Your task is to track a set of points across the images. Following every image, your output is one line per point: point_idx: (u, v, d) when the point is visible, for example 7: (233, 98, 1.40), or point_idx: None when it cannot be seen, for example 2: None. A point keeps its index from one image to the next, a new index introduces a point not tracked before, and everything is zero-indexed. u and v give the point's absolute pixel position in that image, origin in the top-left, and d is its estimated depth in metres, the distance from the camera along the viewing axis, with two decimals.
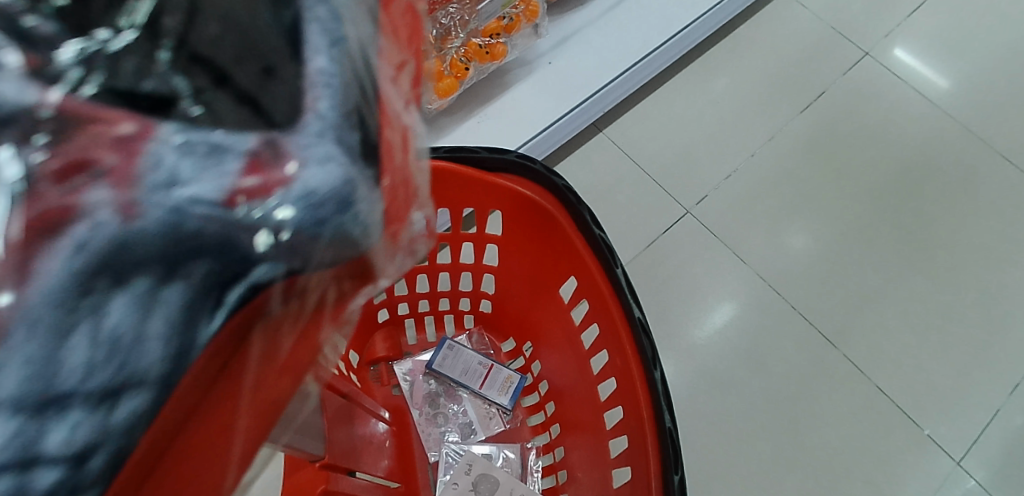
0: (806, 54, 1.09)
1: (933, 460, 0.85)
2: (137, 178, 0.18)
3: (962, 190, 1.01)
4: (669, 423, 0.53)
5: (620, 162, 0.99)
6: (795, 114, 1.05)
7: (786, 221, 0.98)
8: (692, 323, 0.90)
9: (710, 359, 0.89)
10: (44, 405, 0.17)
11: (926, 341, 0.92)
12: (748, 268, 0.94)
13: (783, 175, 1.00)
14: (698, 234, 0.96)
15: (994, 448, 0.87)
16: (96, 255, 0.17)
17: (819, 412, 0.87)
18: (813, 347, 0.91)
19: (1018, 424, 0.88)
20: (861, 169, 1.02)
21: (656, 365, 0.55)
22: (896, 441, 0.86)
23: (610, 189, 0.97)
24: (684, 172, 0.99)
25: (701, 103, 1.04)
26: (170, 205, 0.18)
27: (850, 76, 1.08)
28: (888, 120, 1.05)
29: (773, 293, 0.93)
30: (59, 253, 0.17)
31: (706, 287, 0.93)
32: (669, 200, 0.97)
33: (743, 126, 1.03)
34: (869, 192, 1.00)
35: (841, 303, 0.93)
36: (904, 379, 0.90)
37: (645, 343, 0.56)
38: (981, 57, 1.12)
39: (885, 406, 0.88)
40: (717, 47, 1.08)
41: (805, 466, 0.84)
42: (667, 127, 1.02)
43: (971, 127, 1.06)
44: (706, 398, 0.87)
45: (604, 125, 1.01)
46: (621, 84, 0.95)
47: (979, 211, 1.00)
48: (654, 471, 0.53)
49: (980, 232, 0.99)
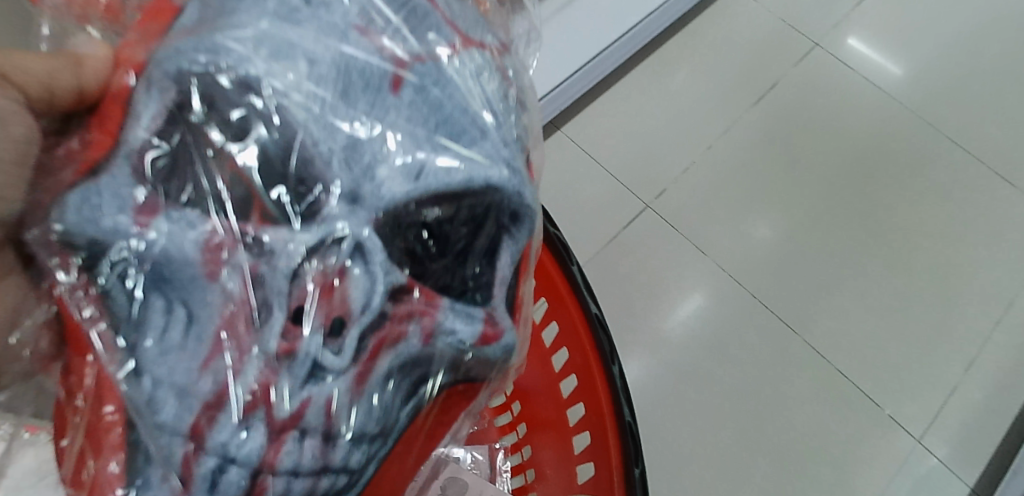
0: (757, 46, 1.11)
1: (895, 440, 0.87)
2: (454, 301, 0.34)
3: (913, 174, 1.04)
4: (629, 418, 0.55)
5: (579, 160, 0.99)
6: (749, 106, 1.06)
7: (745, 211, 0.99)
8: (657, 316, 0.91)
9: (676, 351, 0.90)
10: (373, 437, 0.33)
11: (884, 322, 0.94)
12: (710, 259, 0.95)
13: (739, 166, 1.02)
14: (658, 228, 0.97)
15: (953, 424, 0.89)
16: (424, 349, 0.34)
17: (783, 398, 0.89)
18: (775, 334, 0.92)
19: (975, 399, 0.91)
20: (816, 157, 1.04)
21: (615, 360, 0.57)
22: (858, 421, 0.88)
23: (570, 187, 0.98)
24: (643, 167, 1.00)
25: (657, 98, 1.05)
26: (449, 336, 0.34)
27: (801, 67, 1.10)
28: (839, 108, 1.07)
29: (735, 282, 0.94)
30: (411, 341, 0.33)
31: (669, 280, 0.94)
32: (629, 196, 0.98)
33: (699, 120, 1.04)
34: (824, 179, 1.02)
35: (800, 289, 0.95)
36: (864, 360, 0.92)
37: (603, 339, 0.58)
38: (928, 43, 1.14)
39: (847, 388, 0.90)
40: (670, 42, 1.09)
41: (772, 452, 0.86)
42: (625, 123, 1.03)
43: (920, 112, 1.08)
44: (672, 388, 0.88)
45: (562, 122, 1.01)
46: (567, 90, 0.95)
47: (930, 194, 1.03)
48: (616, 465, 0.54)
49: (932, 214, 1.01)
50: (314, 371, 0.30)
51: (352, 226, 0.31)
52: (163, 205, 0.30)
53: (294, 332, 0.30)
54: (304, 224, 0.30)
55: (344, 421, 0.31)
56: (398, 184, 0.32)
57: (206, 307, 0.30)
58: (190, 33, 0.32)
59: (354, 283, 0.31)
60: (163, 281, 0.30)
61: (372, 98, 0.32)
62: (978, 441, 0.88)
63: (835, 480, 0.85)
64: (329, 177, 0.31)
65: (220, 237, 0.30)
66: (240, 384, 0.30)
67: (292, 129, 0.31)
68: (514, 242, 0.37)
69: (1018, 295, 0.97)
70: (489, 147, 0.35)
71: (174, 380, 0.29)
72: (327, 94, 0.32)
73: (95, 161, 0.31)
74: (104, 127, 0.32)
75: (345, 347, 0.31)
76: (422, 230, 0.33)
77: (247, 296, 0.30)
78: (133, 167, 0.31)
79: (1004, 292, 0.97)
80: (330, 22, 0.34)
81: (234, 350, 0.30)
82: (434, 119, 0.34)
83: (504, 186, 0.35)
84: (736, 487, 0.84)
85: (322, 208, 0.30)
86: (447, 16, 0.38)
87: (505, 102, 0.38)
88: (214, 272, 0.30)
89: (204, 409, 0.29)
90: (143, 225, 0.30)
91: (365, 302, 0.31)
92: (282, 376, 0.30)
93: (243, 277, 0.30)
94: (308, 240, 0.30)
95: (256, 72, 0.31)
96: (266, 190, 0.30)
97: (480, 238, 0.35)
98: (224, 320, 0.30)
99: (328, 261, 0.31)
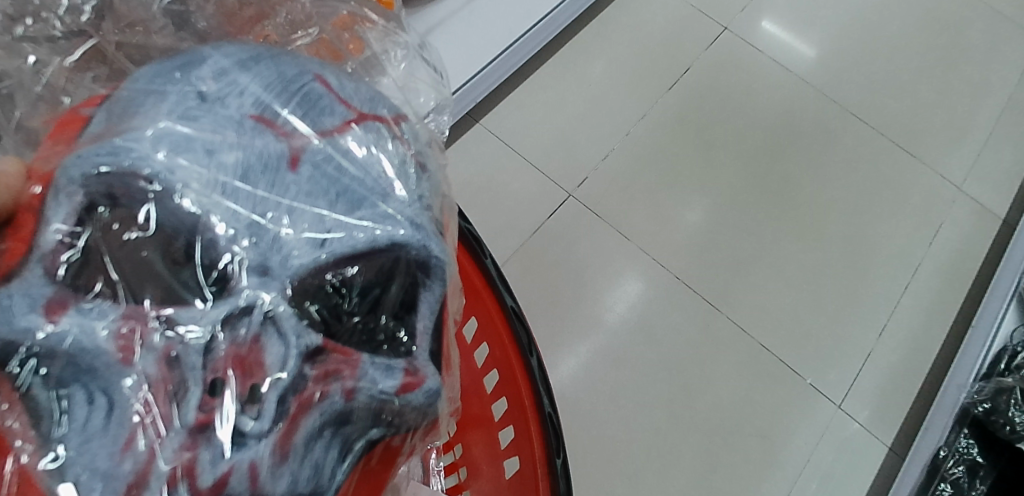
0: (669, 32, 1.12)
1: (817, 407, 0.91)
2: (374, 354, 0.30)
3: (821, 150, 1.08)
4: (549, 408, 0.55)
5: (500, 152, 0.99)
6: (664, 91, 1.08)
7: (665, 195, 1.01)
8: (584, 304, 0.92)
9: (605, 336, 0.91)
10: None
11: (801, 295, 0.97)
12: (633, 245, 0.97)
13: (657, 151, 1.03)
14: (582, 216, 0.97)
15: (870, 387, 0.93)
16: (350, 406, 0.29)
17: (710, 375, 0.91)
18: (699, 314, 0.94)
19: (890, 362, 0.95)
20: (730, 138, 1.06)
21: (532, 351, 0.57)
22: (782, 392, 0.91)
23: (492, 180, 0.97)
24: (564, 156, 1.00)
25: (573, 87, 1.05)
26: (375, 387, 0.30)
27: (712, 51, 1.12)
28: (749, 90, 1.10)
29: (658, 266, 0.96)
30: (335, 397, 0.28)
31: (595, 268, 0.95)
32: (551, 186, 0.98)
33: (616, 107, 1.05)
34: (738, 159, 1.05)
35: (721, 268, 0.97)
36: (784, 333, 0.95)
37: (520, 330, 0.57)
38: (830, 23, 1.18)
39: (769, 361, 0.93)
40: (584, 30, 1.10)
41: (702, 429, 0.88)
42: (545, 113, 1.03)
43: (825, 91, 1.12)
44: (602, 374, 0.89)
45: (479, 115, 1.01)
46: (478, 85, 0.94)
47: (837, 168, 1.07)
48: (539, 456, 0.54)
49: (840, 187, 1.06)
50: (235, 440, 0.26)
51: (268, 294, 0.28)
52: (73, 300, 0.26)
53: (211, 403, 0.26)
54: (217, 297, 0.27)
55: (270, 493, 0.27)
56: (305, 256, 0.29)
57: (122, 393, 0.25)
58: (95, 139, 0.29)
59: (269, 349, 0.27)
60: (83, 372, 0.25)
61: (270, 178, 0.29)
62: (894, 402, 0.92)
63: (763, 450, 0.88)
64: (232, 244, 0.28)
65: (131, 322, 0.26)
66: (160, 462, 0.25)
67: (192, 217, 0.28)
68: (433, 293, 0.34)
69: (923, 260, 1.02)
70: (396, 206, 0.32)
71: (93, 468, 0.24)
72: (223, 176, 0.28)
73: (8, 273, 0.27)
74: (19, 233, 0.28)
75: (266, 411, 0.27)
76: (333, 292, 0.29)
77: (161, 377, 0.26)
78: (46, 270, 0.27)
79: (909, 258, 1.02)
80: (225, 115, 0.30)
81: (149, 428, 0.25)
82: (336, 190, 0.31)
83: (411, 242, 0.32)
84: (669, 465, 0.85)
85: (230, 287, 0.27)
86: (343, 95, 0.35)
87: (405, 168, 0.34)
88: (127, 359, 0.25)
89: (125, 492, 0.24)
90: (55, 322, 0.25)
91: (283, 364, 0.27)
92: (198, 450, 0.26)
93: (160, 358, 0.26)
94: (220, 314, 0.27)
95: (158, 168, 0.28)
96: (178, 275, 0.27)
97: (392, 290, 0.32)
98: (138, 402, 0.25)
99: (239, 332, 0.27)
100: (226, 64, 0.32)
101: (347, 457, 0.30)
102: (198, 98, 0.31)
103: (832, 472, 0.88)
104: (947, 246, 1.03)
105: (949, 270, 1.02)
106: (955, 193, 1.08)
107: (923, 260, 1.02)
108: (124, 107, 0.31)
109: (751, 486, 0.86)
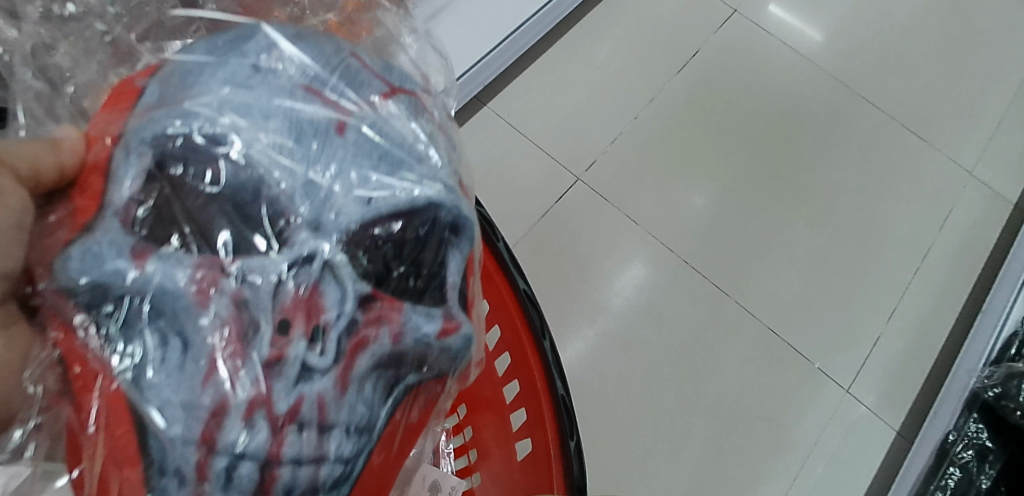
0: (678, 14, 1.11)
1: (826, 392, 0.91)
2: (415, 303, 0.33)
3: (830, 134, 1.07)
4: (562, 391, 0.55)
5: (507, 136, 0.98)
6: (673, 74, 1.07)
7: (674, 179, 1.00)
8: (593, 288, 0.92)
9: (613, 320, 0.91)
10: (360, 427, 0.32)
11: (810, 279, 0.97)
12: (641, 229, 0.96)
13: (665, 135, 1.03)
14: (590, 200, 0.97)
15: (878, 372, 0.93)
16: (398, 348, 0.32)
17: (719, 358, 0.91)
18: (707, 298, 0.94)
19: (898, 347, 0.95)
20: (740, 123, 1.05)
21: (546, 334, 0.57)
22: (789, 375, 0.91)
23: (500, 163, 0.96)
24: (572, 139, 1.00)
25: (581, 70, 1.04)
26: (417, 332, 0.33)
27: (721, 33, 1.11)
28: (759, 73, 1.09)
29: (666, 250, 0.96)
30: (383, 341, 0.32)
31: (603, 252, 0.94)
32: (559, 169, 0.98)
33: (625, 90, 1.04)
34: (747, 143, 1.04)
35: (729, 252, 0.97)
36: (792, 317, 0.95)
37: (533, 313, 0.57)
38: (840, 5, 1.17)
39: (777, 345, 0.93)
40: (592, 12, 1.08)
41: (710, 413, 0.88)
42: (552, 97, 1.02)
43: (836, 74, 1.11)
44: (610, 357, 0.89)
45: (487, 98, 1.00)
46: (486, 68, 0.94)
47: (848, 152, 1.06)
48: (551, 439, 0.54)
49: (850, 172, 1.05)
50: (303, 371, 0.30)
51: (324, 246, 0.31)
52: (152, 249, 0.30)
53: (280, 340, 0.30)
54: (281, 247, 0.30)
55: (335, 418, 0.30)
56: (353, 213, 0.32)
57: (202, 331, 0.29)
58: (159, 106, 0.33)
59: (327, 293, 0.31)
60: (167, 312, 0.29)
61: (320, 141, 0.32)
62: (902, 386, 0.92)
63: (770, 434, 0.88)
64: (291, 203, 0.31)
65: (206, 269, 0.30)
66: (238, 391, 0.29)
67: (251, 173, 0.31)
68: (462, 249, 0.36)
69: (933, 245, 1.01)
70: (428, 170, 0.35)
71: (181, 393, 0.29)
72: (278, 140, 0.32)
73: (84, 225, 0.31)
74: (89, 191, 0.31)
75: (327, 348, 0.30)
76: (380, 243, 0.32)
77: (235, 316, 0.29)
78: (122, 221, 0.30)
79: (919, 243, 1.01)
80: (278, 85, 0.34)
81: (228, 361, 0.29)
82: (377, 154, 0.34)
83: (442, 203, 0.35)
84: (677, 447, 0.86)
85: (291, 237, 0.31)
86: (374, 71, 0.37)
87: (432, 135, 0.38)
88: (205, 301, 0.29)
89: (209, 417, 0.28)
90: (140, 266, 0.30)
91: (339, 309, 0.31)
92: (271, 380, 0.29)
93: (233, 301, 0.29)
94: (285, 261, 0.30)
95: (224, 133, 0.31)
96: (244, 229, 0.30)
97: (428, 251, 0.34)
98: (217, 340, 0.29)
99: (301, 280, 0.30)
100: (274, 40, 0.35)
101: (396, 394, 0.33)
102: (252, 69, 0.34)
103: (839, 455, 0.88)
104: (957, 231, 1.03)
105: (959, 255, 1.01)
106: (966, 178, 1.07)
107: (933, 245, 1.01)
108: (178, 80, 0.34)
109: (758, 469, 0.86)
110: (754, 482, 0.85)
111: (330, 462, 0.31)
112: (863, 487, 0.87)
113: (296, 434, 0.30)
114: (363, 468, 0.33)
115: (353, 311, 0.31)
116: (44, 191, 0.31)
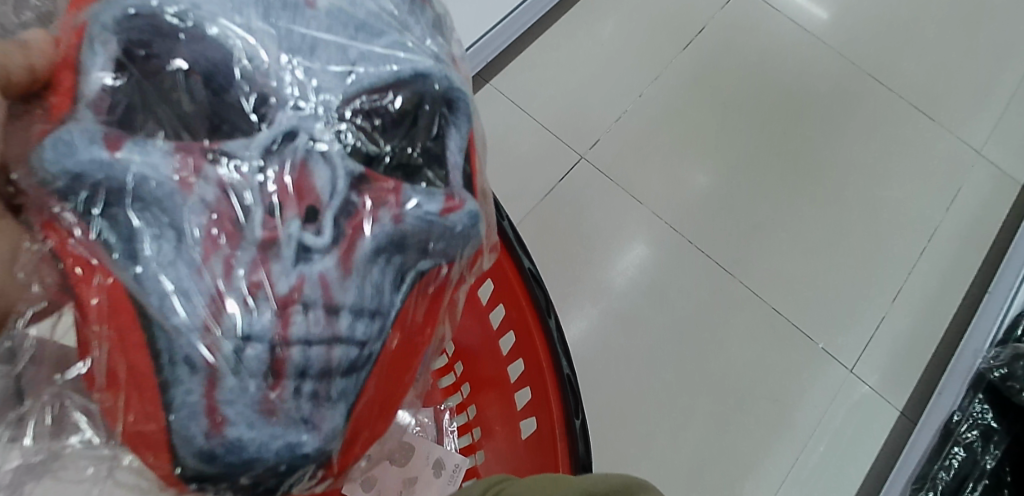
0: None
1: (830, 371, 0.90)
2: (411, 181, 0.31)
3: (838, 112, 1.05)
4: (567, 370, 0.55)
5: (511, 114, 0.97)
6: (678, 51, 1.05)
7: (680, 158, 0.99)
8: (598, 267, 0.91)
9: (617, 299, 0.90)
10: (370, 310, 0.29)
11: (815, 259, 0.96)
12: (645, 208, 0.96)
13: (670, 113, 1.01)
14: (594, 179, 0.96)
15: (883, 352, 0.92)
16: (399, 228, 0.30)
17: (723, 338, 0.91)
18: (711, 278, 0.93)
19: (903, 327, 0.94)
20: (747, 101, 1.04)
21: (551, 313, 0.56)
22: (793, 355, 0.91)
23: (504, 141, 0.95)
24: (576, 117, 0.99)
25: (586, 47, 1.03)
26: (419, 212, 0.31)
27: (728, 10, 1.09)
28: (766, 51, 1.08)
29: (671, 229, 0.95)
30: (384, 219, 0.29)
31: (607, 231, 0.94)
32: (563, 148, 0.97)
33: (630, 67, 1.03)
34: (753, 122, 1.03)
35: (735, 232, 0.96)
36: (798, 297, 0.94)
37: (538, 292, 0.56)
38: None
39: (782, 325, 0.92)
40: None
41: (714, 392, 0.88)
42: (557, 74, 1.00)
43: (844, 52, 1.09)
44: (615, 337, 0.88)
45: (490, 75, 0.98)
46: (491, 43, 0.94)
47: (855, 131, 1.05)
48: (557, 417, 0.54)
49: (858, 151, 1.04)
50: (302, 251, 0.28)
51: (309, 124, 0.29)
52: (127, 137, 0.28)
53: (273, 219, 0.28)
54: (262, 125, 0.29)
55: (343, 299, 0.28)
56: (334, 87, 0.30)
57: (185, 214, 0.27)
58: None
59: (317, 171, 0.29)
60: (149, 201, 0.27)
61: (290, 14, 0.30)
62: (905, 366, 0.92)
63: (774, 414, 0.88)
64: (267, 80, 0.29)
65: (184, 154, 0.28)
66: (235, 274, 0.27)
67: (220, 47, 0.29)
68: (460, 129, 0.34)
69: (940, 225, 1.00)
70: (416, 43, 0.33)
71: (177, 281, 0.27)
72: (253, 22, 0.29)
73: (63, 114, 0.28)
74: (60, 88, 0.29)
75: (324, 226, 0.28)
76: (365, 119, 0.30)
77: (220, 196, 0.27)
78: (95, 112, 0.28)
79: (926, 223, 1.00)
80: None
81: (217, 245, 0.27)
82: (355, 24, 0.31)
83: (432, 73, 0.33)
84: (680, 427, 0.86)
85: (270, 115, 0.29)
86: None
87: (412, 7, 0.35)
88: (187, 184, 0.27)
89: (210, 301, 0.27)
90: (115, 151, 0.27)
91: (332, 185, 0.29)
92: (269, 263, 0.27)
93: (220, 184, 0.27)
94: (268, 138, 0.28)
95: (183, 7, 0.29)
96: (221, 108, 0.28)
97: (422, 126, 0.32)
98: (204, 223, 0.27)
99: (285, 157, 0.28)
100: None
101: (406, 284, 0.31)
102: None
103: (842, 434, 0.88)
104: (964, 211, 1.02)
105: (966, 235, 1.00)
106: (974, 157, 1.06)
107: (940, 225, 1.01)
108: None
109: (761, 448, 0.86)
110: (757, 461, 0.85)
111: (343, 350, 0.29)
112: (866, 466, 0.87)
113: (302, 319, 0.27)
114: (381, 352, 0.31)
115: (346, 187, 0.29)
116: (18, 92, 0.30)
